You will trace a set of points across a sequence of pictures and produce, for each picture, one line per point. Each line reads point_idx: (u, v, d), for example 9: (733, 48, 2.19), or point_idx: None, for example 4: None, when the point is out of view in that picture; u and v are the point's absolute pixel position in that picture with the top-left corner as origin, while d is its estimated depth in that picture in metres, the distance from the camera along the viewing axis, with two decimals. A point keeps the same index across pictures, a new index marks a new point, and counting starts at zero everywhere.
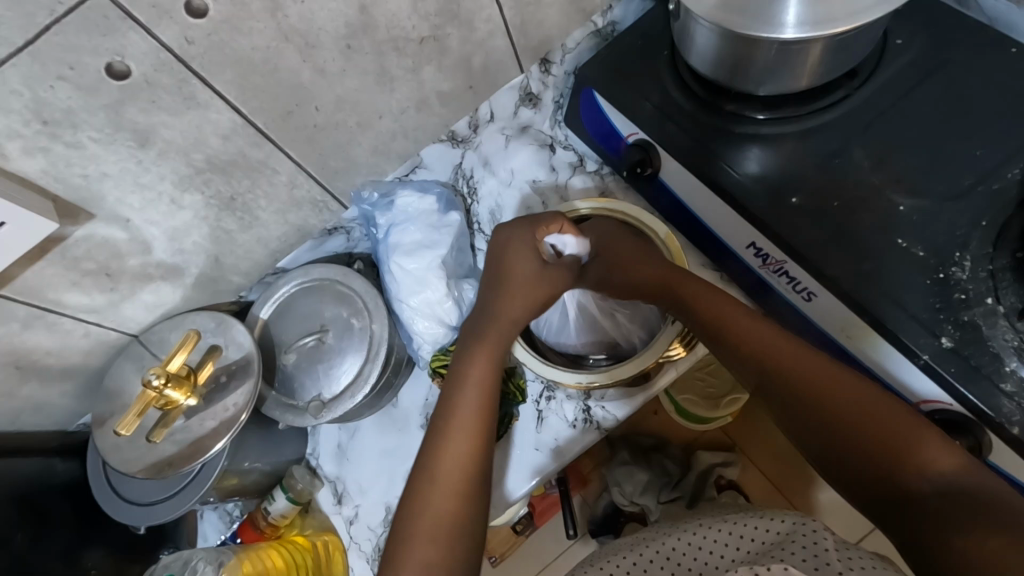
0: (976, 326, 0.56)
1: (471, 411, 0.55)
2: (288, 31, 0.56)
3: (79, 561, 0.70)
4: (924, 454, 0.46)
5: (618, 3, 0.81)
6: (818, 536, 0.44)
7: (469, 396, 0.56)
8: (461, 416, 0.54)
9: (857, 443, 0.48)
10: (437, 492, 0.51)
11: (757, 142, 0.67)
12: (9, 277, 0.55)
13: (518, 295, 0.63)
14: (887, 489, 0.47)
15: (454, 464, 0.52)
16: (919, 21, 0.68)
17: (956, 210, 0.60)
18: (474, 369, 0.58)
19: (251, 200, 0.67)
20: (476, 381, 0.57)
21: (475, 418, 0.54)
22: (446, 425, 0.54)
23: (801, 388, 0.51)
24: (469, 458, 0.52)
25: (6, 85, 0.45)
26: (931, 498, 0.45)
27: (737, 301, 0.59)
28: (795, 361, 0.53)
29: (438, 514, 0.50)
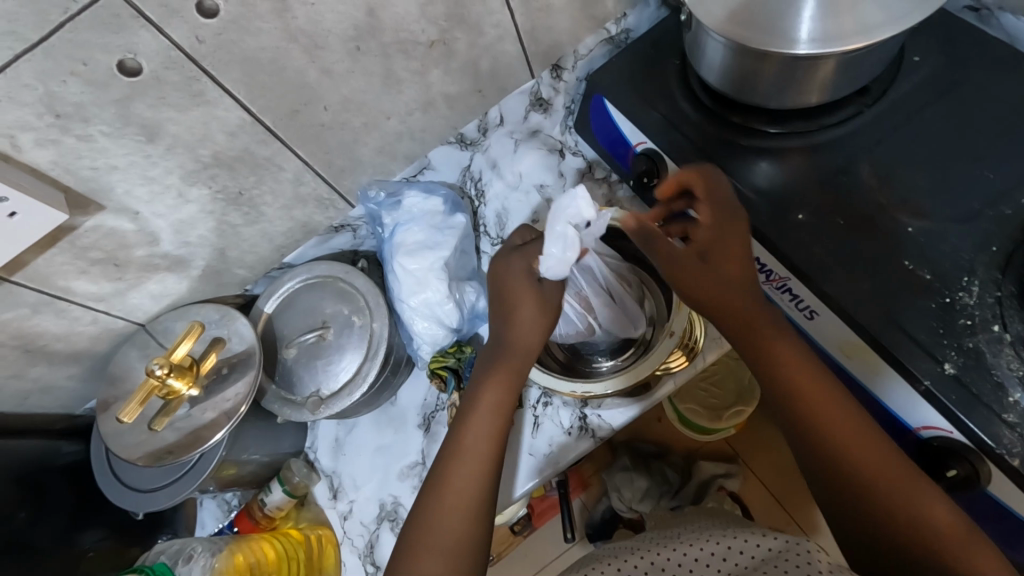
0: (980, 353, 0.55)
1: (485, 440, 0.55)
2: (296, 32, 0.57)
3: (80, 542, 0.72)
4: (923, 513, 0.46)
5: (632, 11, 0.81)
6: (813, 558, 0.44)
7: (481, 424, 0.56)
8: (471, 446, 0.55)
9: (837, 467, 0.49)
10: (440, 521, 0.52)
11: (764, 156, 0.66)
12: (20, 264, 0.57)
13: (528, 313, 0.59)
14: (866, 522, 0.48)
15: (466, 489, 0.53)
16: (936, 39, 0.67)
17: (964, 233, 0.59)
18: (490, 395, 0.57)
19: (258, 196, 0.68)
20: (488, 409, 0.57)
21: (484, 448, 0.55)
22: (453, 456, 0.55)
23: (812, 416, 0.50)
24: (475, 482, 0.53)
25: (20, 79, 0.47)
26: (917, 549, 0.45)
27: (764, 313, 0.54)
28: (800, 383, 0.51)
29: (446, 538, 0.51)
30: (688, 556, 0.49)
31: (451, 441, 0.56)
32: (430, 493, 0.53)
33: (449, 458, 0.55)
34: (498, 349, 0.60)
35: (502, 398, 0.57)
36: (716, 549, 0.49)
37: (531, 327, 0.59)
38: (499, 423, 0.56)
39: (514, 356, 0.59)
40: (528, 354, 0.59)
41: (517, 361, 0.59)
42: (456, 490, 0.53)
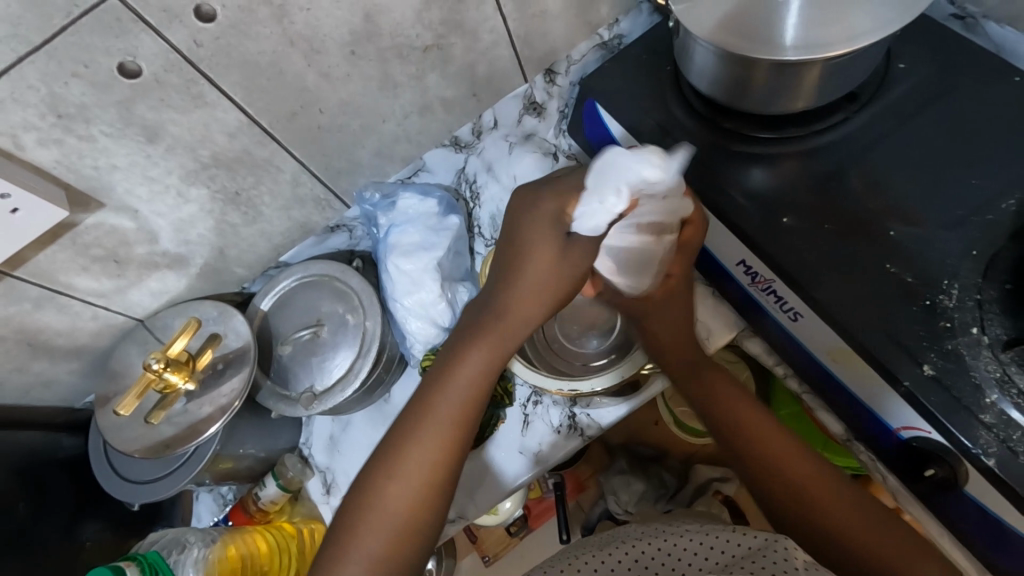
0: (959, 355, 0.56)
1: (452, 414, 0.55)
2: (294, 37, 0.58)
3: (78, 532, 0.74)
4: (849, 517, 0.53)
5: (625, 17, 0.82)
6: (788, 554, 0.44)
7: (453, 392, 0.56)
8: (439, 410, 0.55)
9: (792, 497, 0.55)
10: (393, 482, 0.53)
11: (752, 161, 0.67)
12: (22, 260, 0.58)
13: (536, 283, 0.57)
14: (811, 535, 0.54)
15: (423, 462, 0.53)
16: (923, 45, 0.68)
17: (947, 237, 0.60)
18: (467, 363, 0.56)
19: (256, 196, 0.69)
20: (459, 380, 0.56)
21: (453, 415, 0.55)
22: (416, 420, 0.55)
23: (747, 436, 0.59)
24: (441, 451, 0.54)
25: (25, 81, 0.48)
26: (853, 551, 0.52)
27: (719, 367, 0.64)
28: (742, 415, 0.60)
29: (395, 512, 0.52)
30: (671, 555, 0.49)
31: (419, 408, 0.55)
32: (388, 454, 0.54)
33: (413, 428, 0.54)
34: (485, 315, 0.58)
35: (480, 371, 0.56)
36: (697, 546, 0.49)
37: (526, 295, 0.57)
38: (474, 392, 0.56)
39: (501, 325, 0.57)
40: (521, 323, 0.58)
41: (503, 330, 0.57)
42: (416, 462, 0.53)
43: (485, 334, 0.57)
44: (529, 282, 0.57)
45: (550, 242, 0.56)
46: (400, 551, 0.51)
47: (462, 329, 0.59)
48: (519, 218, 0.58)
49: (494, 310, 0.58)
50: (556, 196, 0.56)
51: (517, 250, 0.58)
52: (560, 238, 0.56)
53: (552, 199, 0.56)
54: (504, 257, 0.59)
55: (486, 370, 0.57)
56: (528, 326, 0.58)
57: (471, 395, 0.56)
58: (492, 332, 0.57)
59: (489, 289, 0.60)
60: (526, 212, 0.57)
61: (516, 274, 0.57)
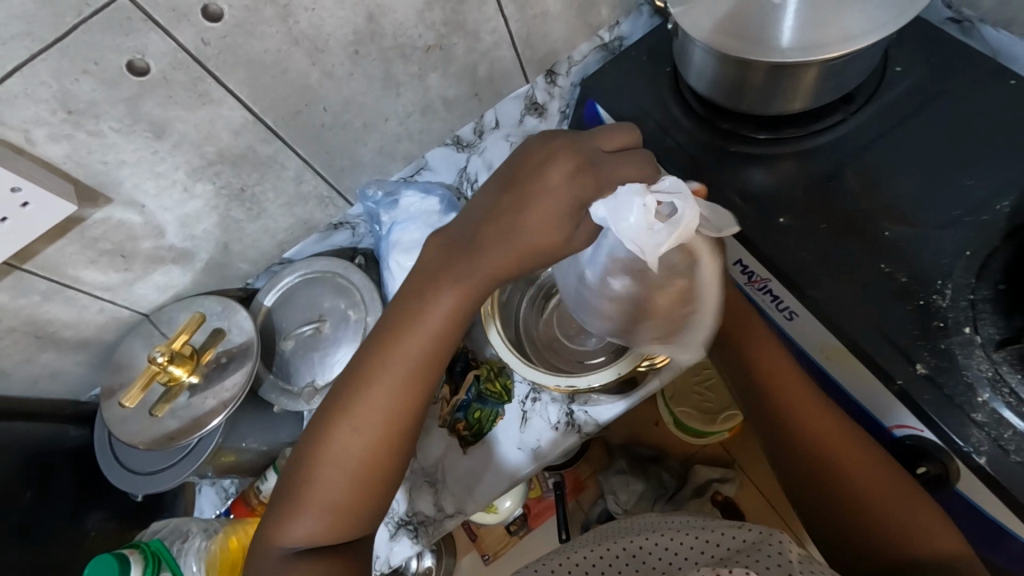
0: (952, 354, 0.57)
1: (413, 362, 0.51)
2: (297, 36, 0.59)
3: (82, 523, 0.75)
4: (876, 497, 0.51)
5: (625, 19, 0.83)
6: (784, 547, 0.44)
7: (421, 340, 0.51)
8: (403, 357, 0.51)
9: (799, 460, 0.54)
10: (351, 423, 0.50)
11: (749, 161, 0.68)
12: (32, 252, 0.60)
13: (518, 233, 0.48)
14: (825, 505, 0.53)
15: (379, 413, 0.51)
16: (921, 48, 0.69)
17: (942, 238, 0.61)
18: (439, 308, 0.51)
19: (260, 192, 0.70)
20: (423, 325, 0.51)
21: (418, 365, 0.51)
22: (380, 366, 0.51)
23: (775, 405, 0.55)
24: (401, 398, 0.51)
25: (37, 77, 0.50)
26: (865, 529, 0.51)
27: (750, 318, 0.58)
28: (778, 379, 0.56)
29: (352, 460, 0.50)
30: (672, 552, 0.49)
31: (377, 354, 0.51)
32: (347, 396, 0.51)
33: (368, 376, 0.51)
34: (462, 254, 0.51)
35: (448, 318, 0.51)
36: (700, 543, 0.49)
37: (511, 252, 0.48)
38: (443, 341, 0.52)
39: (477, 274, 0.50)
40: (492, 274, 0.50)
41: (479, 275, 0.50)
42: (371, 412, 0.50)
43: (456, 275, 0.50)
44: (514, 246, 0.48)
45: (557, 213, 0.47)
46: (357, 504, 0.51)
47: (432, 266, 0.52)
48: (530, 180, 0.48)
49: (468, 250, 0.50)
50: (594, 180, 0.46)
51: (514, 203, 0.48)
52: (570, 225, 0.47)
53: (590, 183, 0.46)
54: (497, 206, 0.49)
55: (455, 314, 0.51)
56: (506, 279, 0.51)
57: (437, 341, 0.51)
58: (465, 277, 0.50)
59: (470, 228, 0.51)
60: (541, 174, 0.48)
61: (505, 231, 0.48)
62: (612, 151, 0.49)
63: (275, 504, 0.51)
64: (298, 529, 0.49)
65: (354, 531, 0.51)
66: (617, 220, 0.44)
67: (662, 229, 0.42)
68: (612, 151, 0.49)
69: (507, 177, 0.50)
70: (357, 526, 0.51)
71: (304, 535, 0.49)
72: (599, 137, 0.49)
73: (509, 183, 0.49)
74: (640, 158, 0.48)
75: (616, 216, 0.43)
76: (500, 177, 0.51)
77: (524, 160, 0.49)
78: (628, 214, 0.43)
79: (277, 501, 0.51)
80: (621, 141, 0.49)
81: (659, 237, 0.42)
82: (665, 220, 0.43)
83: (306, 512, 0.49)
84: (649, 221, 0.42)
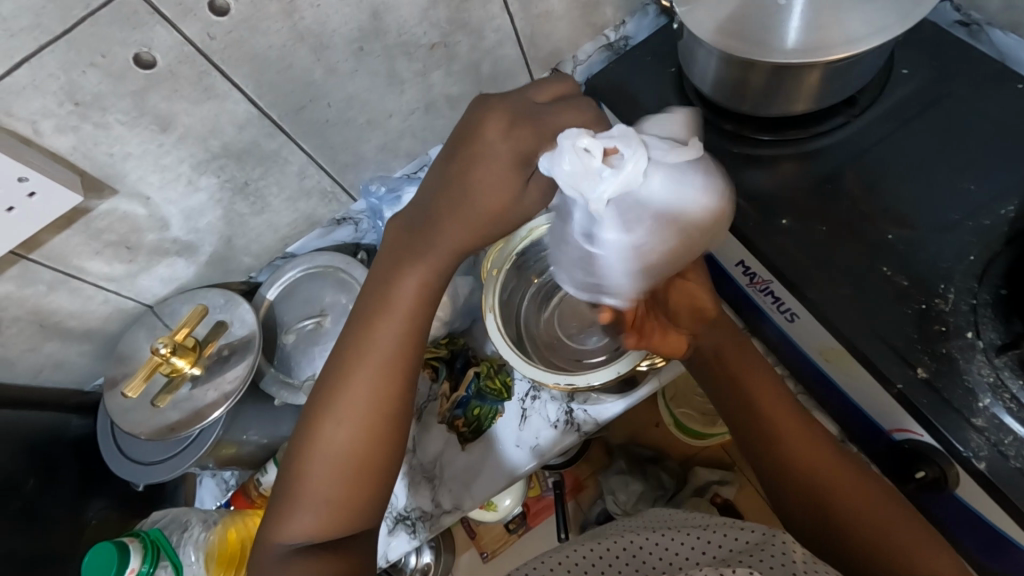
0: (952, 358, 0.57)
1: (388, 352, 0.51)
2: (302, 32, 0.60)
3: (83, 511, 0.76)
4: (849, 498, 0.52)
5: (631, 19, 0.83)
6: (788, 547, 0.44)
7: (392, 326, 0.51)
8: (380, 349, 0.51)
9: (798, 479, 0.54)
10: (333, 416, 0.50)
11: (751, 162, 0.68)
12: (38, 242, 0.60)
13: (467, 202, 0.48)
14: (808, 511, 0.53)
15: (362, 408, 0.51)
16: (925, 51, 0.68)
17: (944, 242, 0.60)
18: (404, 292, 0.51)
19: (263, 186, 0.71)
20: (393, 307, 0.51)
21: (395, 358, 0.51)
22: (359, 358, 0.51)
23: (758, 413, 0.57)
24: (377, 386, 0.51)
25: (45, 69, 0.50)
26: (844, 534, 0.51)
27: (741, 348, 0.61)
28: (754, 383, 0.58)
29: (338, 457, 0.50)
30: (673, 552, 0.49)
31: (352, 341, 0.52)
32: (329, 389, 0.51)
33: (347, 364, 0.51)
34: (419, 234, 0.51)
35: (416, 297, 0.51)
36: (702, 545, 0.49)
37: (466, 215, 0.49)
38: (414, 328, 0.52)
39: (439, 247, 0.50)
40: (456, 244, 0.50)
41: (442, 249, 0.50)
42: (355, 403, 0.51)
43: (419, 252, 0.51)
44: (468, 207, 0.48)
45: (504, 170, 0.47)
46: (351, 500, 0.50)
47: (393, 246, 0.53)
48: (469, 141, 0.48)
49: (425, 225, 0.50)
50: (533, 134, 0.46)
51: (461, 166, 0.48)
52: (519, 181, 0.48)
53: (529, 135, 0.46)
54: (445, 171, 0.49)
55: (424, 291, 0.52)
56: (469, 249, 0.51)
57: (409, 323, 0.52)
58: (427, 252, 0.50)
59: (422, 201, 0.51)
60: (480, 133, 0.47)
61: (458, 196, 0.48)
62: (547, 99, 0.49)
63: (273, 508, 0.51)
64: (297, 528, 0.49)
65: (351, 526, 0.51)
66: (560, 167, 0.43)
67: (606, 176, 0.42)
68: (547, 102, 0.49)
69: (449, 141, 0.50)
70: (352, 523, 0.51)
71: (301, 532, 0.49)
72: (533, 90, 0.49)
73: (453, 146, 0.49)
74: (578, 103, 0.48)
75: (556, 160, 0.42)
76: (444, 144, 0.51)
77: (463, 122, 0.49)
78: (561, 157, 0.42)
79: (274, 502, 0.51)
80: (556, 90, 0.48)
81: (599, 182, 0.42)
82: (611, 165, 0.42)
83: (302, 508, 0.50)
84: (588, 165, 0.41)
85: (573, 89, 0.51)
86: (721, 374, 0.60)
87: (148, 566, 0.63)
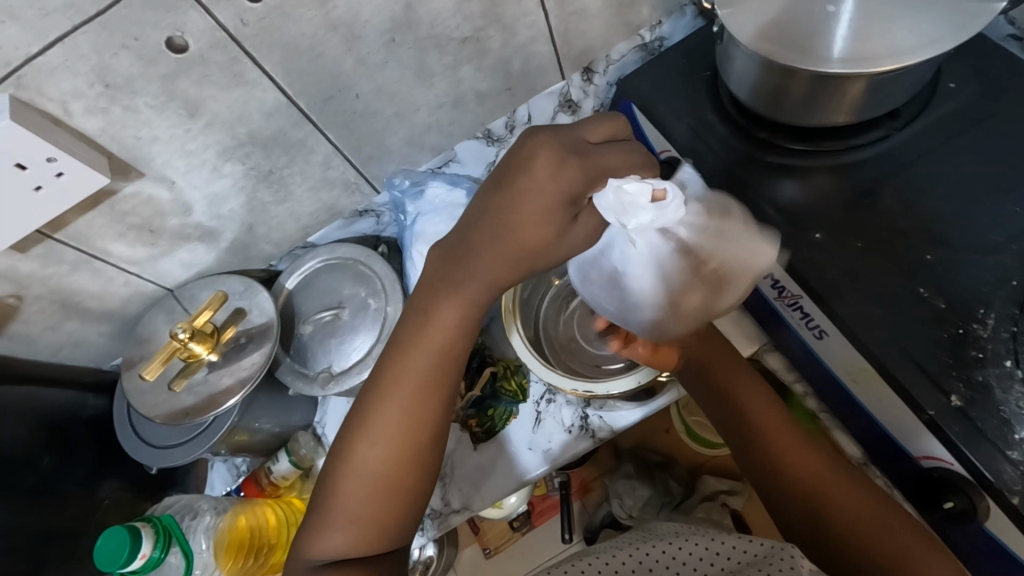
0: (988, 387, 0.55)
1: (414, 370, 0.51)
2: (334, 21, 0.59)
3: (95, 490, 0.76)
4: (848, 508, 0.52)
5: (667, 19, 0.81)
6: (796, 562, 0.43)
7: (426, 346, 0.51)
8: (409, 368, 0.51)
9: (801, 493, 0.54)
10: (365, 432, 0.50)
11: (786, 173, 0.66)
12: (63, 222, 0.60)
13: (502, 236, 0.47)
14: (815, 530, 0.53)
15: (389, 424, 0.50)
16: (973, 65, 0.66)
17: (984, 265, 0.58)
18: (440, 316, 0.50)
19: (288, 175, 0.71)
20: (430, 337, 0.51)
21: (427, 375, 0.51)
22: (392, 378, 0.51)
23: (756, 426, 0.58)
24: (410, 402, 0.51)
25: (77, 50, 0.50)
26: (848, 542, 0.51)
27: (731, 360, 0.62)
28: (752, 398, 0.59)
29: (365, 469, 0.50)
30: (670, 556, 0.49)
31: (387, 368, 0.51)
32: (359, 405, 0.52)
33: (381, 390, 0.51)
34: (455, 263, 0.50)
35: (452, 329, 0.50)
36: (700, 552, 0.48)
37: (508, 249, 0.48)
38: (449, 347, 0.51)
39: (476, 279, 0.49)
40: (494, 279, 0.49)
41: (479, 280, 0.49)
42: (388, 426, 0.50)
43: (455, 283, 0.50)
44: (510, 241, 0.47)
45: (548, 206, 0.46)
46: (384, 518, 0.51)
47: (431, 274, 0.52)
48: (514, 173, 0.47)
49: (462, 256, 0.50)
50: (581, 169, 0.46)
51: (503, 200, 0.47)
52: (564, 220, 0.47)
53: (578, 172, 0.46)
54: (487, 203, 0.48)
55: (460, 323, 0.51)
56: (505, 284, 0.50)
57: (441, 348, 0.51)
58: (463, 282, 0.50)
59: (462, 228, 0.50)
60: (526, 168, 0.46)
61: (500, 230, 0.47)
62: (597, 139, 0.49)
63: (308, 521, 0.52)
64: (328, 543, 0.50)
65: (384, 544, 0.51)
66: (608, 203, 0.45)
67: (648, 210, 0.44)
68: (597, 141, 0.49)
69: (493, 170, 0.50)
70: (387, 541, 0.51)
71: (334, 544, 0.49)
72: (585, 128, 0.49)
73: (496, 177, 0.48)
74: (626, 147, 0.48)
75: (603, 196, 0.45)
76: (490, 176, 0.50)
77: (510, 153, 0.48)
78: (604, 195, 0.45)
79: (310, 518, 0.52)
80: (606, 131, 0.49)
81: (640, 214, 0.44)
82: (656, 201, 0.44)
83: (333, 519, 0.50)
84: (631, 202, 0.44)
85: (623, 130, 0.51)
86: (714, 387, 0.61)
87: (159, 552, 0.63)
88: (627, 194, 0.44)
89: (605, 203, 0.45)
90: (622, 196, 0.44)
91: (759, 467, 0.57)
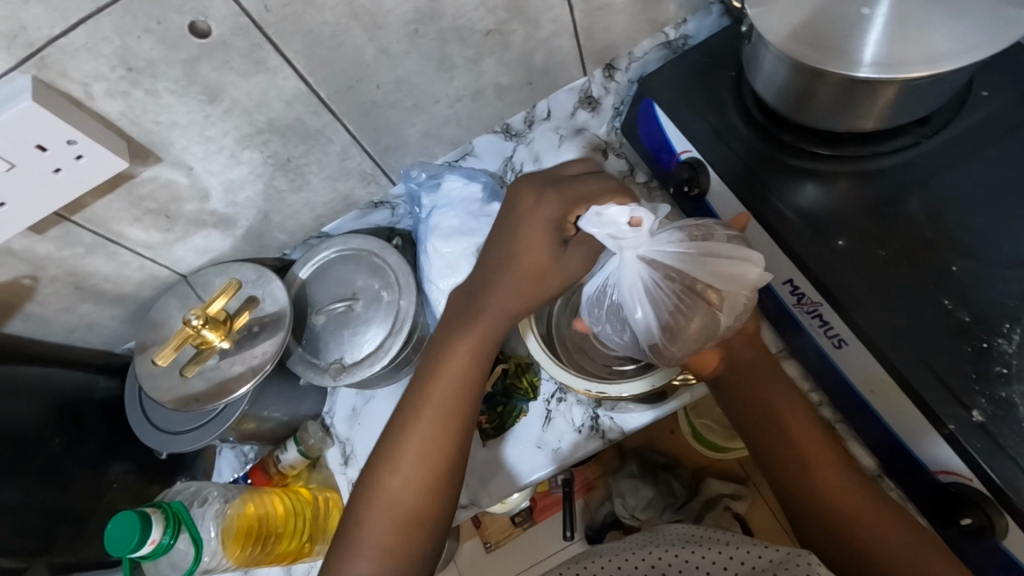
0: (1011, 403, 0.54)
1: (437, 400, 0.55)
2: (358, 10, 0.58)
3: (105, 472, 0.77)
4: (869, 527, 0.52)
5: (692, 17, 0.79)
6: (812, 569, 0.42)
7: (446, 378, 0.56)
8: (431, 400, 0.55)
9: (826, 511, 0.54)
10: (389, 464, 0.54)
11: (810, 177, 0.65)
12: (81, 205, 0.60)
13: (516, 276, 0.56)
14: (839, 550, 0.52)
15: (414, 452, 0.54)
16: (1006, 73, 0.64)
17: (1011, 279, 0.57)
18: (459, 350, 0.56)
19: (305, 164, 0.70)
20: (449, 368, 0.56)
21: (447, 403, 0.55)
22: (415, 409, 0.55)
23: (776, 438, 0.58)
24: (432, 430, 0.54)
25: (100, 32, 0.49)
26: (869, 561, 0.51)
27: (761, 369, 0.60)
28: (778, 410, 0.58)
29: (392, 498, 0.53)
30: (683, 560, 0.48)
31: (411, 402, 0.56)
32: (384, 440, 0.55)
33: (407, 420, 0.55)
34: (472, 311, 0.58)
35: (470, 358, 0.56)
36: (713, 557, 0.47)
37: (523, 287, 0.56)
38: (467, 375, 0.56)
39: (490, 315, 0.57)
40: (507, 314, 0.57)
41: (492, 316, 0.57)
42: (413, 454, 0.54)
43: (472, 323, 0.57)
44: (524, 274, 0.56)
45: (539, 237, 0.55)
46: (411, 544, 0.52)
47: (447, 321, 0.59)
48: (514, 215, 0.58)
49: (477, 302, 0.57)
50: (558, 197, 0.55)
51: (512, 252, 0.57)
52: (554, 244, 0.56)
53: (555, 200, 0.55)
54: (494, 253, 0.58)
55: (477, 354, 0.57)
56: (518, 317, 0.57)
57: (461, 377, 0.56)
58: (480, 322, 0.56)
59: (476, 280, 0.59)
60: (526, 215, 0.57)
61: (511, 272, 0.56)
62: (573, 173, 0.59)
63: (333, 554, 0.53)
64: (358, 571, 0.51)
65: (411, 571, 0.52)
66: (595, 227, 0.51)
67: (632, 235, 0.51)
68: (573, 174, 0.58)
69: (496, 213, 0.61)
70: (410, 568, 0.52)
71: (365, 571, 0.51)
72: (564, 166, 0.59)
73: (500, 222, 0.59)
74: (600, 175, 0.56)
75: (589, 223, 0.51)
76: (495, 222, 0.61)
77: (507, 196, 0.60)
78: (588, 220, 0.52)
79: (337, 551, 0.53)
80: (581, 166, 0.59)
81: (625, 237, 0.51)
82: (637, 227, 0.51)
83: (361, 549, 0.52)
84: (615, 225, 0.50)
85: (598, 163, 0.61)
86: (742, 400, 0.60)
87: (169, 538, 0.63)
88: (610, 218, 0.51)
89: (592, 227, 0.51)
90: (606, 220, 0.51)
91: (781, 482, 0.57)
